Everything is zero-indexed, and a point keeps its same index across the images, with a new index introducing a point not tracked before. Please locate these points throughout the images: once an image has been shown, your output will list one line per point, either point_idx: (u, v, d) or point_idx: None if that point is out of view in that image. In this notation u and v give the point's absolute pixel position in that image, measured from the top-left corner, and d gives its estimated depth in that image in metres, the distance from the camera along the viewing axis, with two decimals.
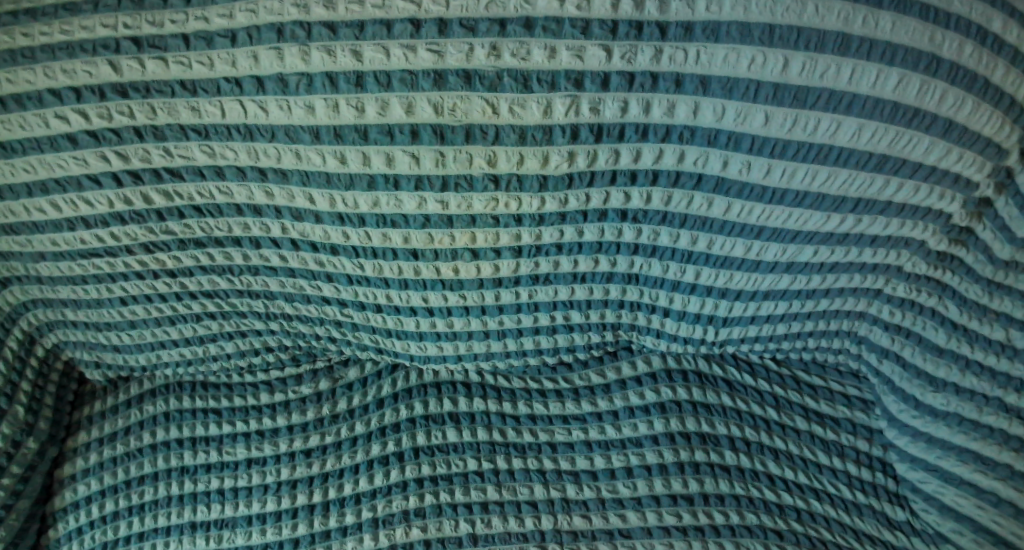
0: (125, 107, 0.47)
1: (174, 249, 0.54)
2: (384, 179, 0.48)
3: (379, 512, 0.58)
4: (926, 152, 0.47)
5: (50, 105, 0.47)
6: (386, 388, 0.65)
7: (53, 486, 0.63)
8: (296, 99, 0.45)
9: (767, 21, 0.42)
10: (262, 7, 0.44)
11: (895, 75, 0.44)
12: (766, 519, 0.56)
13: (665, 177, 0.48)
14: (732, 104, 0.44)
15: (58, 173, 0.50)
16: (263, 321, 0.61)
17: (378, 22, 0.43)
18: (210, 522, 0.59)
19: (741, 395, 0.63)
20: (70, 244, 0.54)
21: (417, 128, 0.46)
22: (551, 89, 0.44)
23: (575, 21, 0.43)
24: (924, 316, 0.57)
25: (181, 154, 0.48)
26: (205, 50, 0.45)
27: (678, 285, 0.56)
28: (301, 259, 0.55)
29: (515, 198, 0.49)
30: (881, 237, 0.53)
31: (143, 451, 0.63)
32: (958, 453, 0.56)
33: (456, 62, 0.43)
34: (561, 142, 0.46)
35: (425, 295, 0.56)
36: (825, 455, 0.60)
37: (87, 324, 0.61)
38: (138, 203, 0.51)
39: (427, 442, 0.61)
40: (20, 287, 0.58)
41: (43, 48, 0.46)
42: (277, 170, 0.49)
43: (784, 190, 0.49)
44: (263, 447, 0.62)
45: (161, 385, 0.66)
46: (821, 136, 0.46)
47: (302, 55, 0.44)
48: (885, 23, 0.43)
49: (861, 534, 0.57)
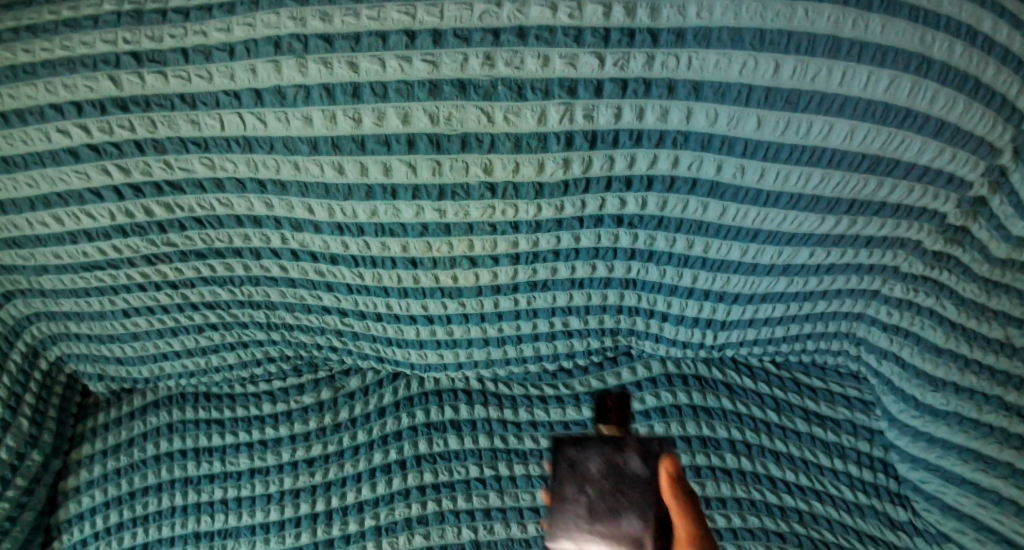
0: (126, 121, 0.47)
1: (176, 260, 0.55)
2: (382, 190, 0.48)
3: (382, 520, 0.58)
4: (918, 153, 0.47)
5: (50, 120, 0.48)
6: (386, 397, 0.64)
7: (57, 498, 0.63)
8: (294, 111, 0.46)
9: (757, 27, 0.43)
10: (260, 21, 0.45)
11: (886, 77, 0.44)
12: (768, 521, 0.57)
13: (659, 182, 0.49)
14: (724, 108, 0.45)
15: (61, 187, 0.50)
16: (266, 332, 0.61)
17: (372, 33, 0.44)
18: (213, 532, 0.60)
19: (741, 399, 0.63)
20: (73, 257, 0.54)
21: (414, 137, 0.46)
22: (546, 98, 0.45)
23: (568, 29, 0.43)
24: (922, 316, 0.57)
25: (182, 167, 0.49)
26: (205, 64, 0.45)
27: (675, 290, 0.56)
28: (301, 269, 0.55)
29: (511, 205, 0.49)
30: (876, 238, 0.53)
31: (147, 462, 0.63)
32: (958, 452, 0.56)
33: (452, 72, 0.44)
34: (557, 149, 0.46)
35: (424, 303, 0.57)
36: (827, 456, 0.60)
37: (90, 338, 0.61)
38: (139, 215, 0.52)
39: (429, 449, 0.61)
40: (25, 301, 0.59)
41: (44, 64, 0.47)
42: (276, 182, 0.49)
43: (778, 193, 0.49)
44: (265, 457, 0.62)
45: (165, 397, 0.66)
46: (814, 138, 0.46)
47: (298, 67, 0.44)
48: (874, 25, 0.43)
49: (862, 534, 0.57)
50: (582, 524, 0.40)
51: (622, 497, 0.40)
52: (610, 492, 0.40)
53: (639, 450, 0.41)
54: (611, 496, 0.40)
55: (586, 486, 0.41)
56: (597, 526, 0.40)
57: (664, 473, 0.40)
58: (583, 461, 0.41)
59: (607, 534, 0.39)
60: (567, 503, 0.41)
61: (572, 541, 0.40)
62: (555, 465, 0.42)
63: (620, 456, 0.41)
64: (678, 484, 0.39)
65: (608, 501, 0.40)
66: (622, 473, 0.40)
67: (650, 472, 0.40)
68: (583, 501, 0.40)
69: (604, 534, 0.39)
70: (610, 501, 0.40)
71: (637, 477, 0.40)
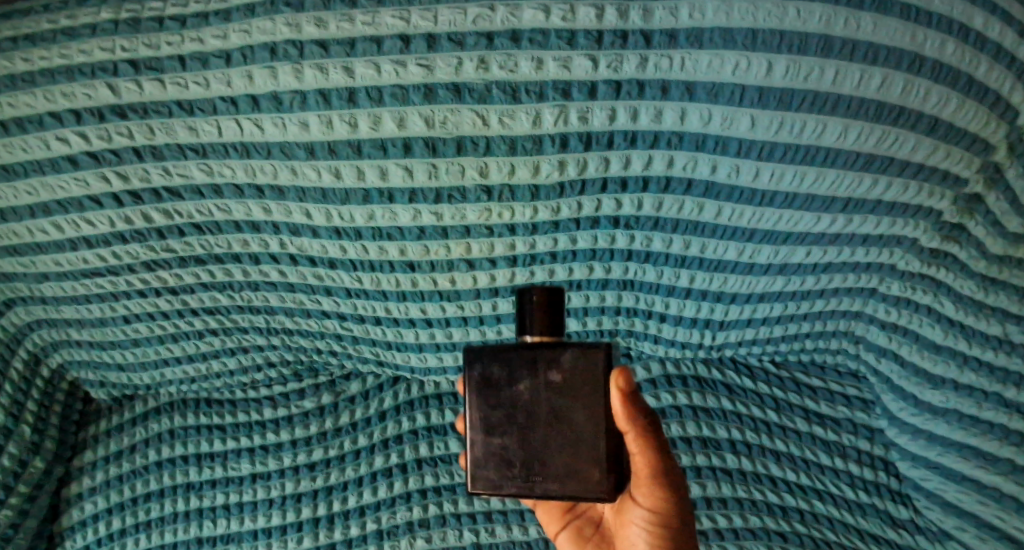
0: (125, 129, 0.48)
1: (175, 266, 0.55)
2: (379, 194, 0.49)
3: (384, 524, 0.59)
4: (912, 151, 0.47)
5: (49, 128, 0.48)
6: (387, 401, 0.64)
7: (60, 505, 0.64)
8: (291, 116, 0.46)
9: (749, 27, 0.43)
10: (256, 27, 0.45)
11: (879, 75, 0.44)
12: (768, 521, 0.58)
13: (655, 184, 0.49)
14: (718, 109, 0.45)
15: (61, 195, 0.51)
16: (265, 337, 0.61)
17: (367, 38, 0.44)
18: (215, 537, 0.60)
19: (740, 399, 0.62)
20: (74, 264, 0.55)
21: (410, 141, 0.46)
22: (540, 100, 0.45)
23: (560, 32, 0.43)
24: (920, 314, 0.57)
25: (181, 174, 0.49)
26: (202, 71, 0.46)
27: (673, 291, 0.56)
28: (300, 274, 0.55)
29: (507, 207, 0.50)
30: (872, 236, 0.53)
31: (149, 468, 0.63)
32: (959, 450, 0.56)
33: (446, 76, 0.44)
34: (552, 151, 0.47)
35: (423, 307, 0.57)
36: (827, 456, 0.61)
37: (91, 345, 0.61)
38: (139, 222, 0.52)
39: (430, 453, 0.61)
40: (26, 308, 0.59)
41: (43, 72, 0.47)
42: (274, 187, 0.49)
43: (772, 192, 0.49)
44: (266, 462, 0.62)
45: (166, 403, 0.66)
46: (807, 137, 0.46)
47: (295, 73, 0.45)
48: (866, 24, 0.43)
49: (864, 533, 0.58)
50: (507, 441, 0.42)
51: (546, 411, 0.41)
52: (532, 405, 0.41)
53: (569, 358, 0.40)
54: (534, 411, 0.41)
55: (508, 403, 0.41)
56: (522, 441, 0.41)
57: (615, 388, 0.40)
58: (510, 381, 0.41)
59: (532, 447, 0.41)
60: (490, 424, 0.42)
61: (499, 459, 0.42)
62: (475, 386, 0.42)
63: (541, 371, 0.40)
64: (600, 388, 0.40)
65: (530, 416, 0.41)
66: (545, 388, 0.40)
67: (573, 377, 0.40)
68: (507, 419, 0.41)
69: (528, 448, 0.41)
70: (532, 413, 0.41)
71: (559, 386, 0.40)
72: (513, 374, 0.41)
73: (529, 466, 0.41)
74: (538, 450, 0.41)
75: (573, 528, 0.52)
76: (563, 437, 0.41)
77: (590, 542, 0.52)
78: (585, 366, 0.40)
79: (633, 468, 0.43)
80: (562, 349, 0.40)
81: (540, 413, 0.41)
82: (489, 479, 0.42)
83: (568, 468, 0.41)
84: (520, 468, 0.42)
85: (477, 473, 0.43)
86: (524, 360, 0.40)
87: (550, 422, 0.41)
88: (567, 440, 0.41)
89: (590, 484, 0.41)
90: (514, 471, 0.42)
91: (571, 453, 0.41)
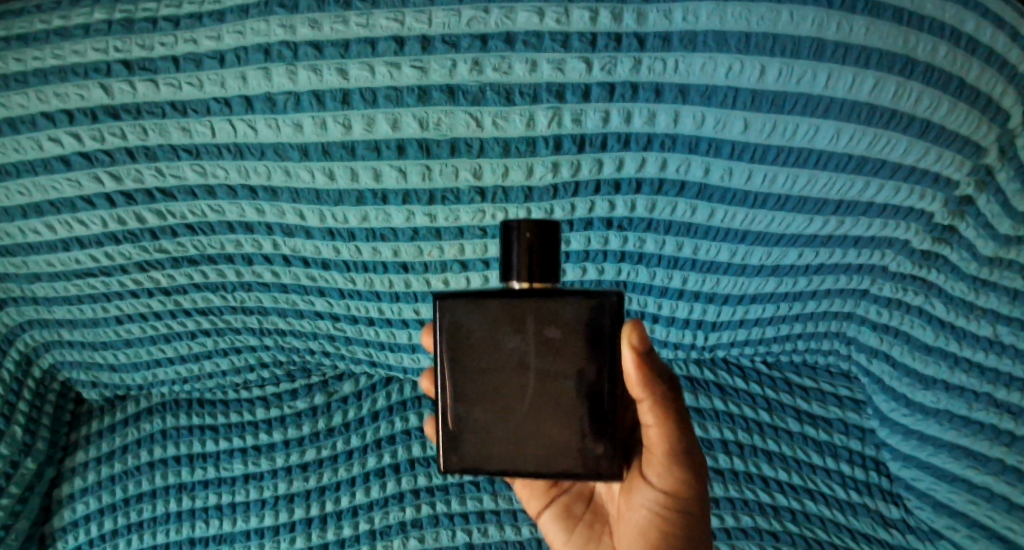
0: (118, 129, 0.48)
1: (169, 267, 0.55)
2: (372, 195, 0.49)
3: (377, 524, 0.60)
4: (904, 153, 0.47)
5: (42, 128, 0.48)
6: (380, 402, 0.64)
7: (52, 506, 0.63)
8: (285, 118, 0.46)
9: (741, 31, 0.43)
10: (248, 29, 0.45)
11: (871, 78, 0.45)
12: (760, 520, 0.59)
13: (648, 185, 0.49)
14: (711, 112, 0.45)
15: (52, 195, 0.50)
16: (258, 338, 0.60)
17: (361, 40, 0.44)
18: (208, 538, 0.61)
19: (733, 399, 0.62)
20: (66, 265, 0.54)
21: (404, 143, 0.47)
22: (534, 102, 0.45)
23: (555, 34, 0.44)
24: (911, 315, 0.57)
25: (174, 174, 0.49)
26: (195, 72, 0.46)
27: (666, 292, 0.56)
28: (294, 275, 0.55)
29: (501, 208, 0.50)
30: (864, 238, 0.53)
31: (141, 469, 0.63)
32: (949, 450, 0.57)
33: (441, 79, 0.45)
34: (546, 153, 0.47)
35: (416, 308, 0.56)
36: (818, 456, 0.61)
37: (84, 345, 0.61)
38: (132, 223, 0.52)
39: (423, 453, 0.61)
40: (18, 309, 0.58)
41: (35, 72, 0.47)
42: (267, 188, 0.49)
43: (765, 195, 0.49)
44: (259, 463, 0.62)
45: (158, 403, 0.65)
46: (800, 140, 0.46)
47: (289, 75, 0.45)
48: (858, 27, 0.44)
49: (855, 533, 0.59)
50: (491, 412, 0.40)
51: (532, 378, 0.39)
52: (517, 371, 0.39)
53: (569, 315, 0.37)
54: (524, 378, 0.39)
55: (491, 368, 0.39)
56: (504, 411, 0.40)
57: (628, 345, 0.38)
58: (500, 343, 0.38)
59: (517, 420, 0.40)
60: (469, 392, 0.40)
61: (479, 430, 0.40)
62: (450, 349, 0.39)
63: (529, 331, 0.38)
64: (595, 354, 0.38)
65: (518, 383, 0.39)
66: (532, 351, 0.38)
67: (571, 338, 0.38)
68: (487, 385, 0.39)
69: (513, 419, 0.40)
70: (520, 380, 0.39)
71: (550, 350, 0.38)
72: (495, 336, 0.38)
73: (516, 440, 0.40)
74: (524, 421, 0.39)
75: (558, 505, 0.53)
76: (555, 409, 0.39)
77: (579, 521, 0.52)
78: (582, 325, 0.38)
79: (648, 444, 0.43)
80: (559, 307, 0.37)
81: (527, 378, 0.39)
82: (465, 452, 0.41)
83: (560, 445, 0.40)
84: (503, 440, 0.40)
85: (454, 445, 0.41)
86: (508, 320, 0.38)
87: (538, 388, 0.39)
88: (559, 409, 0.39)
89: (582, 459, 0.40)
90: (497, 445, 0.40)
91: (561, 427, 0.39)
